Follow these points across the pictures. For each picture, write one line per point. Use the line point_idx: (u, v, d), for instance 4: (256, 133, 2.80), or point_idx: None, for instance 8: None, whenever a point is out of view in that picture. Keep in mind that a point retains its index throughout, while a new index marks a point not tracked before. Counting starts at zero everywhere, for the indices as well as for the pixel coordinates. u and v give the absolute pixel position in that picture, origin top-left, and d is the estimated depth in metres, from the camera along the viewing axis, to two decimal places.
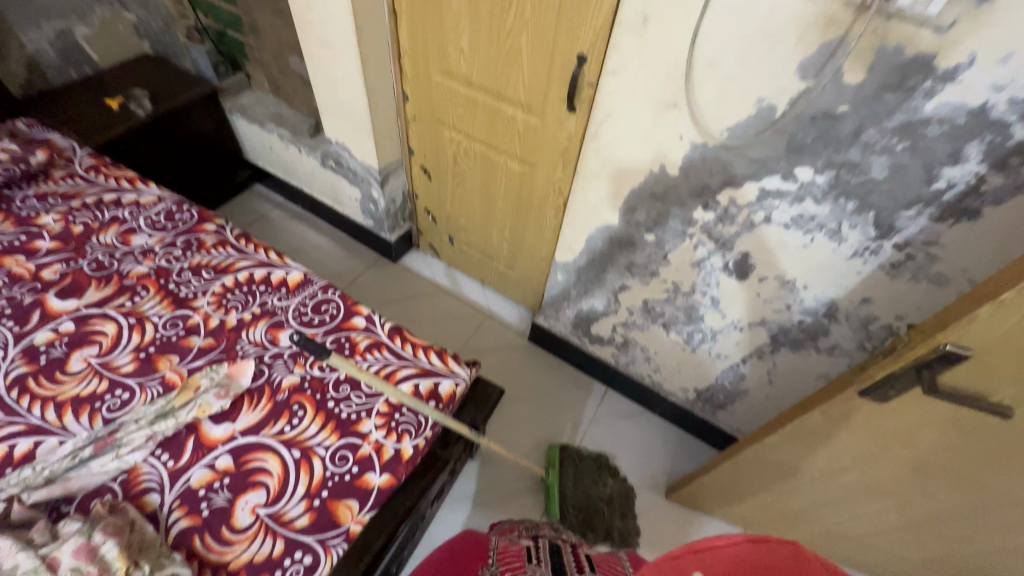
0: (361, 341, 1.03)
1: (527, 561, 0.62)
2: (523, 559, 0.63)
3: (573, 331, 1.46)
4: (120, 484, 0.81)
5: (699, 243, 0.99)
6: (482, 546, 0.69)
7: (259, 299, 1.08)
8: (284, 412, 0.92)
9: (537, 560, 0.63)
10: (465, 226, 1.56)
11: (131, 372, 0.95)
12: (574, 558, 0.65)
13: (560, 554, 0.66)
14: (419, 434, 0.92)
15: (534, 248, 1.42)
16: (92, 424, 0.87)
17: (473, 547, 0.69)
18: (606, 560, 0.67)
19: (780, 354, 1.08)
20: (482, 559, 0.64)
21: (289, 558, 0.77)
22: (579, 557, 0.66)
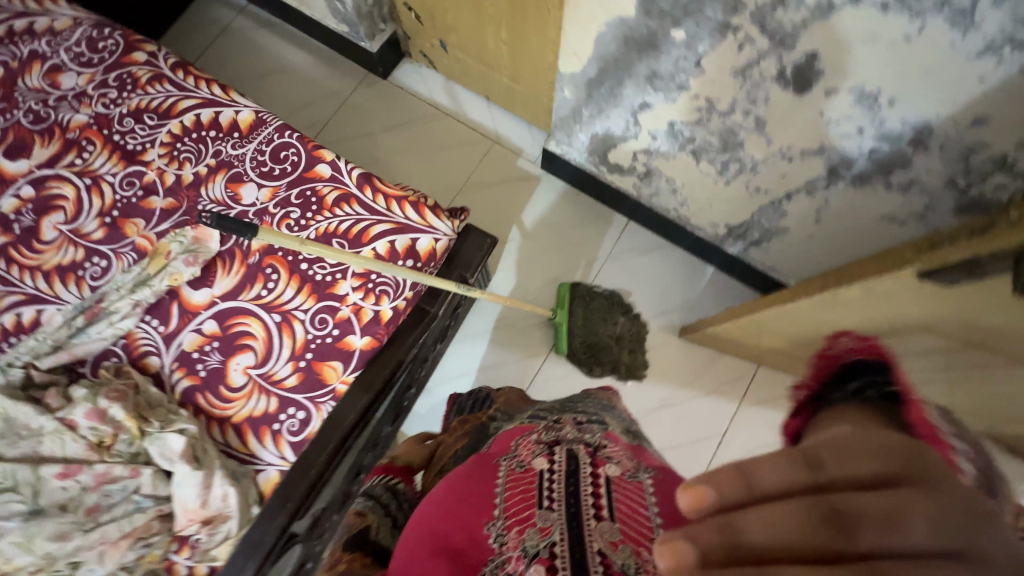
0: (328, 194, 0.91)
1: (536, 513, 0.53)
2: (534, 506, 0.54)
3: (588, 159, 1.24)
4: (122, 348, 0.85)
5: (746, 41, 0.69)
6: (492, 470, 0.60)
7: (211, 148, 0.95)
8: (258, 276, 0.88)
9: (549, 506, 0.54)
10: (455, 26, 1.23)
11: (103, 239, 0.91)
12: (590, 493, 0.54)
13: (577, 486, 0.55)
14: (398, 295, 0.87)
15: (538, 52, 1.11)
16: (81, 292, 0.88)
17: (482, 470, 0.60)
18: (626, 487, 0.55)
19: (837, 189, 0.85)
20: (488, 499, 0.56)
21: (284, 413, 0.82)
22: (597, 490, 0.54)
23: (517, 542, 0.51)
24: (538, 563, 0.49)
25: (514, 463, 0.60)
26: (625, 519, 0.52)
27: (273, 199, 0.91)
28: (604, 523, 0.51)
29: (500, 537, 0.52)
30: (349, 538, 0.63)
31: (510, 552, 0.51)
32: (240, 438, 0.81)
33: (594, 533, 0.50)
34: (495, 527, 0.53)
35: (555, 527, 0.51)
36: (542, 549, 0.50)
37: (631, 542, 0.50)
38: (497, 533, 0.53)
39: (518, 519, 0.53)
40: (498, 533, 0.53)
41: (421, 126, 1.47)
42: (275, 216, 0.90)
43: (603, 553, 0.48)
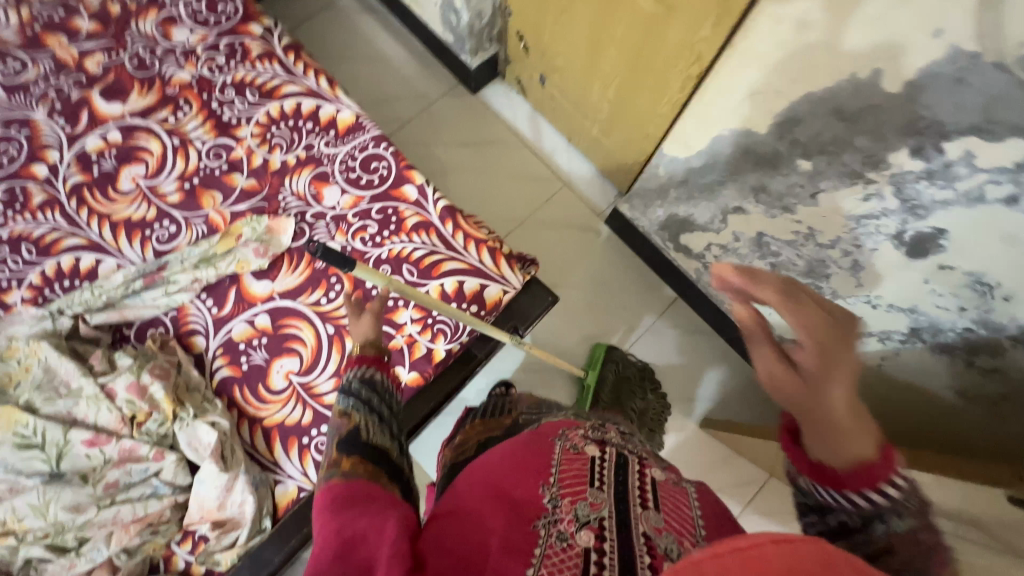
0: (409, 218, 0.90)
1: (591, 487, 0.52)
2: (586, 482, 0.53)
3: (658, 232, 1.23)
4: (170, 320, 0.84)
5: (875, 195, 0.68)
6: (547, 444, 0.59)
7: (304, 140, 0.94)
8: (321, 282, 0.87)
9: (601, 485, 0.52)
10: (562, 68, 1.22)
11: (177, 203, 0.90)
12: (640, 486, 0.53)
13: (628, 477, 0.54)
14: (454, 338, 0.86)
15: (641, 121, 1.10)
16: (144, 252, 0.87)
17: (536, 442, 0.59)
18: (672, 491, 0.55)
19: (913, 347, 0.84)
20: (544, 465, 0.55)
21: (316, 429, 0.80)
22: (645, 485, 0.54)
23: (570, 509, 0.50)
24: (589, 530, 0.47)
25: (568, 443, 0.59)
26: (670, 516, 0.51)
27: (354, 208, 0.90)
28: (652, 511, 0.50)
29: (554, 501, 0.50)
30: (342, 437, 0.59)
31: (563, 514, 0.49)
32: (267, 443, 0.80)
33: (642, 517, 0.49)
34: (549, 490, 0.51)
35: (608, 503, 0.50)
36: (594, 519, 0.48)
37: (675, 533, 0.49)
38: (552, 495, 0.51)
39: (572, 488, 0.52)
40: (552, 496, 0.51)
41: (498, 149, 1.46)
42: (352, 225, 0.89)
43: (648, 535, 0.47)
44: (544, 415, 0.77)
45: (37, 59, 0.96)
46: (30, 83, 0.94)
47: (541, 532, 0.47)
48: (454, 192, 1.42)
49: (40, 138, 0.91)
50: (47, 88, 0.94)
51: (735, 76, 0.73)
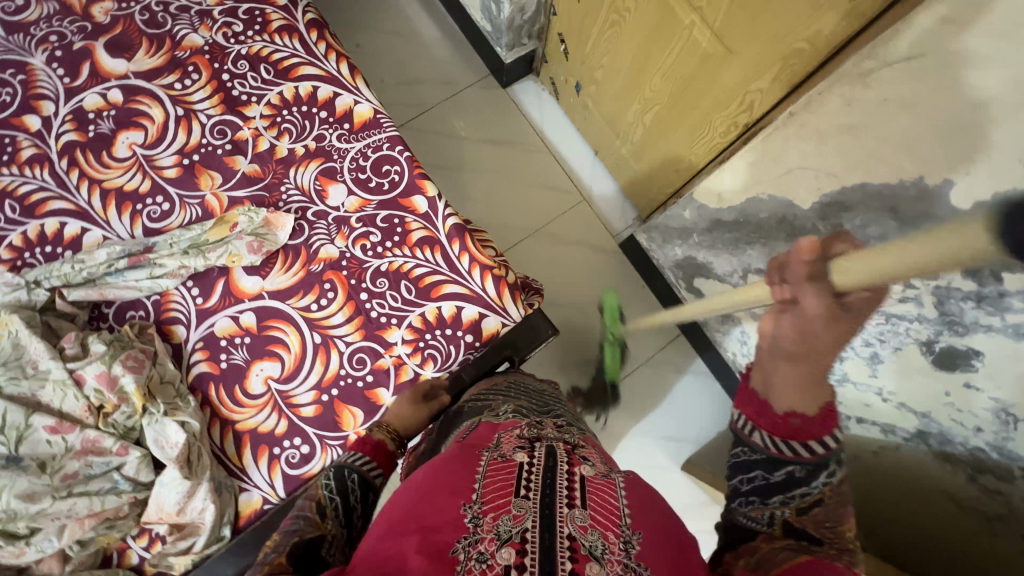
0: (415, 232, 0.85)
1: (514, 499, 0.50)
2: (509, 494, 0.50)
3: (672, 268, 1.18)
4: (152, 305, 0.80)
5: (913, 300, 0.63)
6: (474, 454, 0.57)
7: (316, 129, 0.88)
8: (314, 287, 0.83)
9: (525, 494, 0.50)
10: (601, 81, 1.15)
11: (174, 179, 0.85)
12: (565, 486, 0.52)
13: (554, 479, 0.53)
14: (444, 366, 0.82)
15: (675, 154, 1.04)
16: (133, 227, 0.83)
17: (460, 455, 0.57)
18: (598, 485, 0.54)
19: (916, 447, 0.80)
20: (467, 480, 0.52)
21: (288, 441, 0.78)
22: (571, 485, 0.52)
23: (492, 526, 0.47)
24: (509, 548, 0.45)
25: (495, 452, 0.57)
26: (595, 510, 0.50)
27: (359, 212, 0.85)
28: (576, 511, 0.49)
29: (475, 519, 0.48)
30: (299, 539, 0.57)
31: (484, 533, 0.47)
32: (237, 448, 0.77)
33: (566, 519, 0.48)
34: (471, 509, 0.49)
35: (529, 515, 0.48)
36: (516, 536, 0.46)
37: (600, 528, 0.48)
38: (474, 513, 0.48)
39: (494, 502, 0.49)
40: (474, 515, 0.48)
41: (520, 151, 1.40)
42: (354, 230, 0.85)
43: (571, 537, 0.46)
44: (487, 407, 0.73)
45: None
46: (33, 24, 0.88)
47: (460, 556, 0.45)
48: (468, 190, 1.36)
49: (35, 86, 0.85)
50: (48, 32, 0.87)
51: (786, 144, 0.67)
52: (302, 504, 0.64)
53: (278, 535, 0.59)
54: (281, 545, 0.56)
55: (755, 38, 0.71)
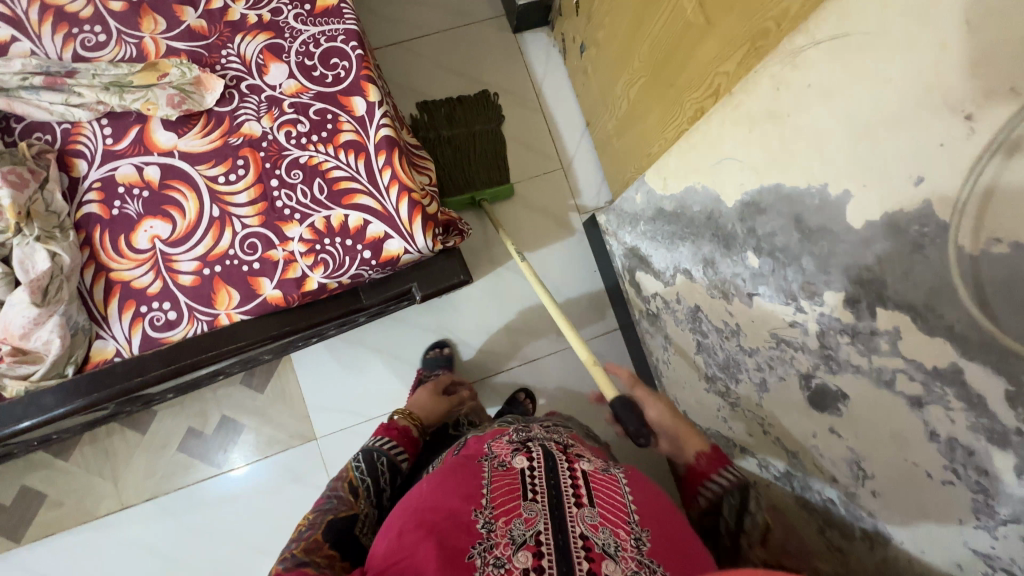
0: (345, 133, 0.81)
1: (524, 502, 0.56)
2: (519, 498, 0.57)
3: (622, 258, 1.13)
4: (61, 133, 0.78)
5: (801, 325, 0.59)
6: (476, 464, 0.63)
7: (275, 2, 0.83)
8: (227, 160, 0.80)
9: (533, 497, 0.57)
10: (602, 43, 1.08)
11: (117, 13, 0.82)
12: (571, 485, 0.59)
13: (559, 478, 0.60)
14: (335, 276, 0.79)
15: (649, 136, 0.98)
16: (63, 51, 0.80)
17: (465, 464, 0.63)
18: (602, 482, 0.61)
19: (784, 489, 0.75)
20: (476, 485, 0.58)
21: (157, 303, 0.76)
22: (576, 484, 0.59)
23: (505, 531, 0.53)
24: (526, 551, 0.52)
25: (496, 459, 0.63)
26: (604, 508, 0.57)
27: (294, 97, 0.82)
28: (586, 509, 0.56)
29: (488, 524, 0.54)
30: (333, 516, 0.71)
31: (499, 537, 0.52)
32: (105, 296, 0.76)
33: (580, 519, 0.55)
34: (483, 514, 0.55)
35: (543, 518, 0.55)
36: (530, 538, 0.53)
37: (611, 526, 0.55)
38: (485, 518, 0.54)
39: (506, 506, 0.56)
40: (485, 519, 0.54)
41: (512, 103, 1.34)
42: (283, 115, 0.81)
43: (585, 536, 0.53)
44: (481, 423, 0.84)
45: None
46: None
47: (478, 561, 0.50)
48: None
49: None
50: None
51: (724, 130, 0.62)
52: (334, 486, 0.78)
53: (316, 512, 0.73)
54: (315, 523, 0.70)
55: (732, 11, 0.65)
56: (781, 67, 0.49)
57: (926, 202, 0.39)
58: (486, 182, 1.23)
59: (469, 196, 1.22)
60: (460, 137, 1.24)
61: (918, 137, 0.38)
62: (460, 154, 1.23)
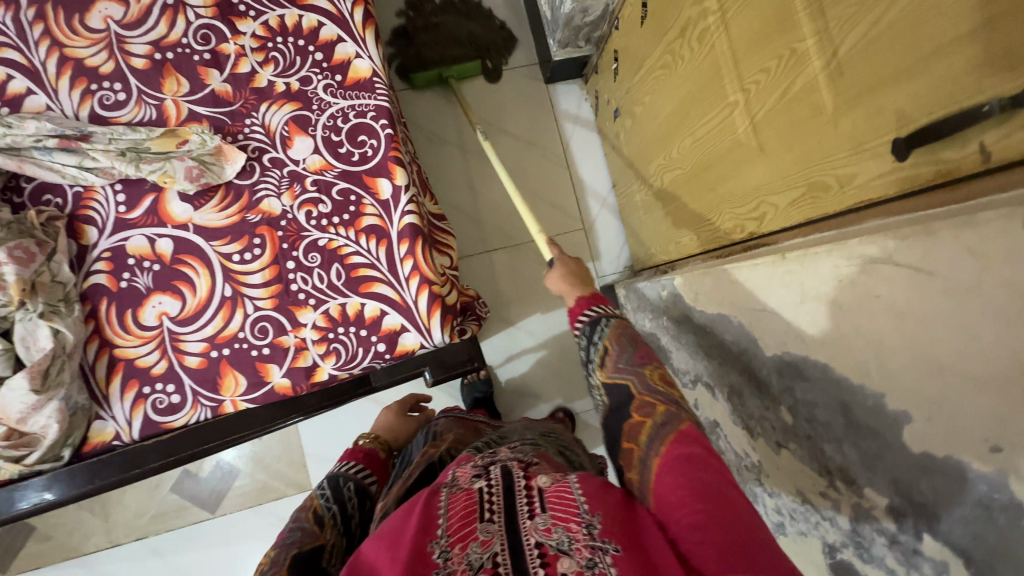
0: (367, 217, 0.78)
1: (479, 524, 0.48)
2: (476, 518, 0.48)
3: None
4: (72, 196, 0.75)
5: (833, 501, 0.56)
6: (430, 491, 0.53)
7: (304, 70, 0.80)
8: (243, 237, 0.76)
9: (489, 517, 0.48)
10: (638, 117, 1.04)
11: (139, 71, 0.78)
12: (526, 499, 0.49)
13: (515, 496, 0.50)
14: (346, 367, 0.76)
15: (681, 226, 0.95)
16: (80, 108, 0.76)
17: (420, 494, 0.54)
18: (556, 486, 0.50)
19: None
20: (430, 514, 0.50)
21: (160, 385, 0.73)
22: (530, 495, 0.50)
23: (462, 557, 0.46)
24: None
25: (454, 484, 0.54)
26: (556, 509, 0.48)
27: (317, 174, 0.78)
28: (539, 520, 0.47)
29: (444, 553, 0.46)
30: (298, 552, 0.60)
31: (454, 566, 0.45)
32: (107, 373, 0.73)
33: (530, 530, 0.46)
34: (439, 544, 0.47)
35: (499, 536, 0.46)
36: (485, 562, 0.44)
37: (561, 523, 0.46)
38: (441, 550, 0.46)
39: (462, 531, 0.48)
40: (441, 549, 0.46)
41: (537, 156, 1.30)
42: (305, 193, 0.78)
43: (538, 545, 0.45)
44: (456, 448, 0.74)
45: None
46: None
47: None
48: (469, 176, 1.28)
49: None
50: None
51: (768, 281, 0.59)
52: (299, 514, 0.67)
53: (278, 547, 0.62)
54: (278, 559, 0.58)
55: (787, 151, 0.61)
56: (844, 261, 0.46)
57: (1000, 472, 0.36)
58: (450, 58, 1.22)
59: (438, 71, 1.22)
60: (447, 22, 1.24)
61: (998, 406, 0.35)
62: (440, 34, 1.23)
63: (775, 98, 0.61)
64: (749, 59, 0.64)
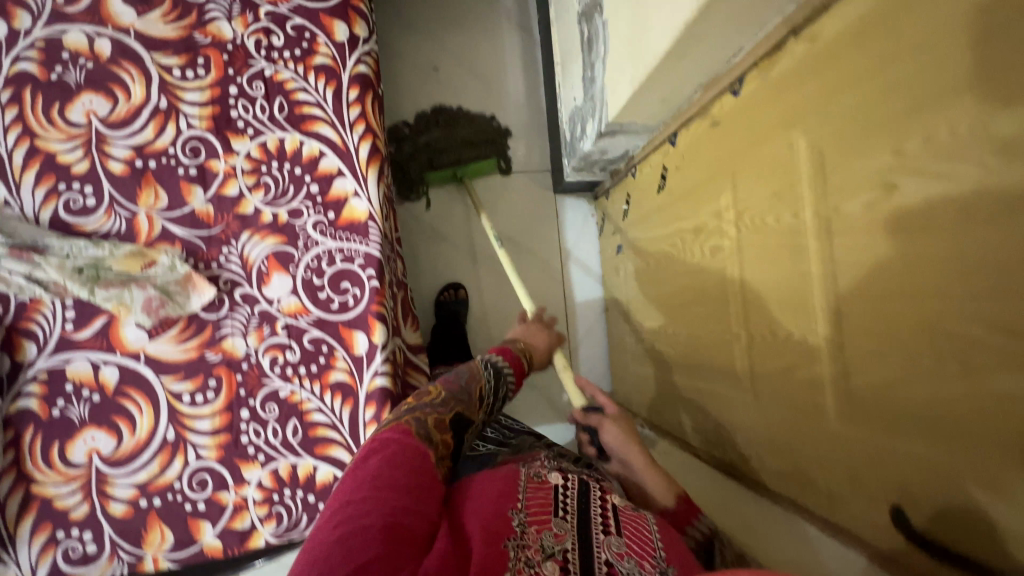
0: (335, 372, 0.73)
1: (555, 519, 0.49)
2: (551, 512, 0.51)
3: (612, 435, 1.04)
4: (15, 306, 0.68)
5: None
6: (508, 475, 0.57)
7: (296, 201, 0.74)
8: (197, 377, 0.71)
9: (564, 517, 0.50)
10: (641, 269, 1.01)
11: (115, 175, 0.72)
12: (600, 514, 0.51)
13: (588, 504, 0.52)
14: (285, 533, 0.71)
15: (667, 400, 0.93)
16: (42, 207, 0.70)
17: (498, 471, 0.58)
18: (629, 516, 0.52)
19: None
20: (509, 493, 0.52)
21: (76, 532, 0.67)
22: (605, 513, 0.52)
23: (536, 538, 0.47)
24: (554, 564, 0.44)
25: (530, 476, 0.57)
26: (630, 540, 0.49)
27: (291, 317, 0.73)
28: (613, 538, 0.48)
29: (521, 526, 0.48)
30: (458, 408, 0.60)
31: (530, 541, 0.46)
32: (19, 511, 0.66)
33: (603, 545, 0.47)
34: (517, 515, 0.49)
35: (571, 535, 0.48)
36: (558, 554, 0.45)
37: (636, 556, 0.47)
38: (520, 519, 0.48)
39: (539, 517, 0.50)
40: (519, 521, 0.48)
41: (534, 266, 1.26)
42: (274, 337, 0.73)
43: (607, 563, 0.45)
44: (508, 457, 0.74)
45: None
46: None
47: (510, 555, 0.44)
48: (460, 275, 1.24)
49: None
50: None
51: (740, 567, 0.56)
52: (468, 377, 0.65)
53: (448, 392, 0.62)
54: (448, 401, 0.59)
55: (781, 423, 0.59)
56: None
57: None
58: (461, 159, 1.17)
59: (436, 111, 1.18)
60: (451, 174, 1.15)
61: None
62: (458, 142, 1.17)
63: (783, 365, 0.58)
64: (761, 309, 0.62)
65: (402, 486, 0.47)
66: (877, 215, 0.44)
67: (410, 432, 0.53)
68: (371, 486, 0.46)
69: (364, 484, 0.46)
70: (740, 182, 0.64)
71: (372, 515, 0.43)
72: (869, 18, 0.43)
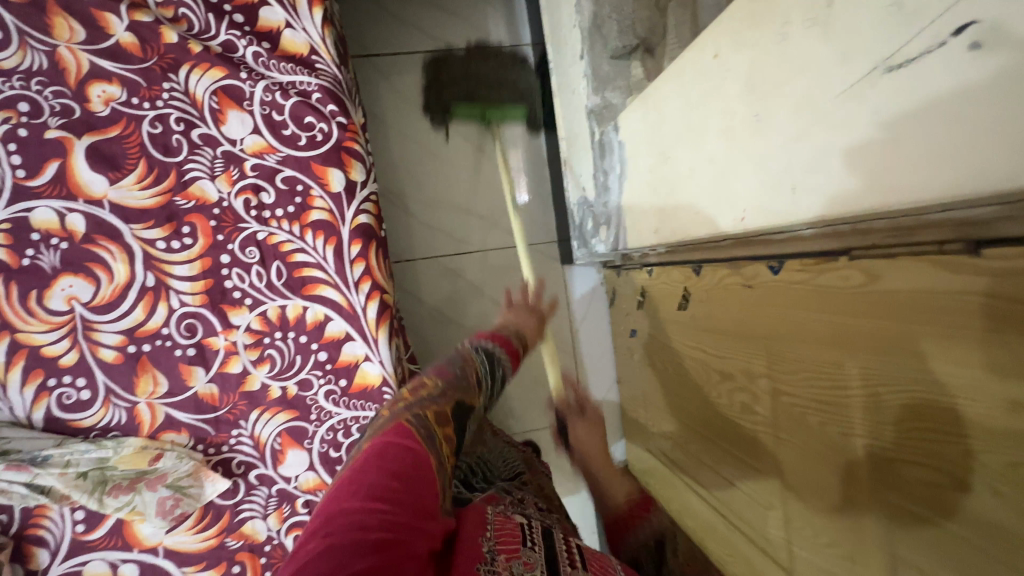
0: None
1: (523, 549, 0.44)
2: (519, 542, 0.45)
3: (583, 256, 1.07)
4: (20, 513, 0.65)
5: None
6: (478, 507, 0.50)
7: (304, 371, 0.70)
8: (219, 565, 0.69)
9: (533, 547, 0.45)
10: (659, 369, 0.98)
11: (109, 364, 0.66)
12: (566, 550, 0.46)
13: (554, 544, 0.47)
14: None
15: (690, 510, 0.92)
16: (34, 406, 0.65)
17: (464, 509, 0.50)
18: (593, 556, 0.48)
19: None
20: (478, 522, 0.46)
21: None
22: (568, 547, 0.47)
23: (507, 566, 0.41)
24: None
25: (497, 508, 0.51)
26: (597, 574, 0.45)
27: (310, 493, 0.71)
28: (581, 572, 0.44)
29: (490, 553, 0.42)
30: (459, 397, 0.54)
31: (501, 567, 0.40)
32: None
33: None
34: (487, 542, 0.43)
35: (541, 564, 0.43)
36: None
37: None
38: (489, 546, 0.43)
39: (507, 545, 0.44)
40: (489, 548, 0.43)
41: None
42: (296, 514, 0.71)
43: None
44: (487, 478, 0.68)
45: (29, 43, 0.64)
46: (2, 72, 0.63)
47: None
48: None
49: None
50: (18, 94, 0.64)
51: None
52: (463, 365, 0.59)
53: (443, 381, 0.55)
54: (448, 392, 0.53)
55: None
56: None
57: None
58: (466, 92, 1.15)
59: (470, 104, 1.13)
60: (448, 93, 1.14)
61: None
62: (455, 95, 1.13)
63: (827, 564, 0.57)
64: (801, 498, 0.60)
65: (401, 501, 0.39)
66: (945, 499, 0.42)
67: (410, 434, 0.45)
68: (368, 496, 0.38)
69: (362, 491, 0.38)
70: (777, 362, 0.60)
71: (369, 528, 0.36)
72: (941, 304, 0.39)
